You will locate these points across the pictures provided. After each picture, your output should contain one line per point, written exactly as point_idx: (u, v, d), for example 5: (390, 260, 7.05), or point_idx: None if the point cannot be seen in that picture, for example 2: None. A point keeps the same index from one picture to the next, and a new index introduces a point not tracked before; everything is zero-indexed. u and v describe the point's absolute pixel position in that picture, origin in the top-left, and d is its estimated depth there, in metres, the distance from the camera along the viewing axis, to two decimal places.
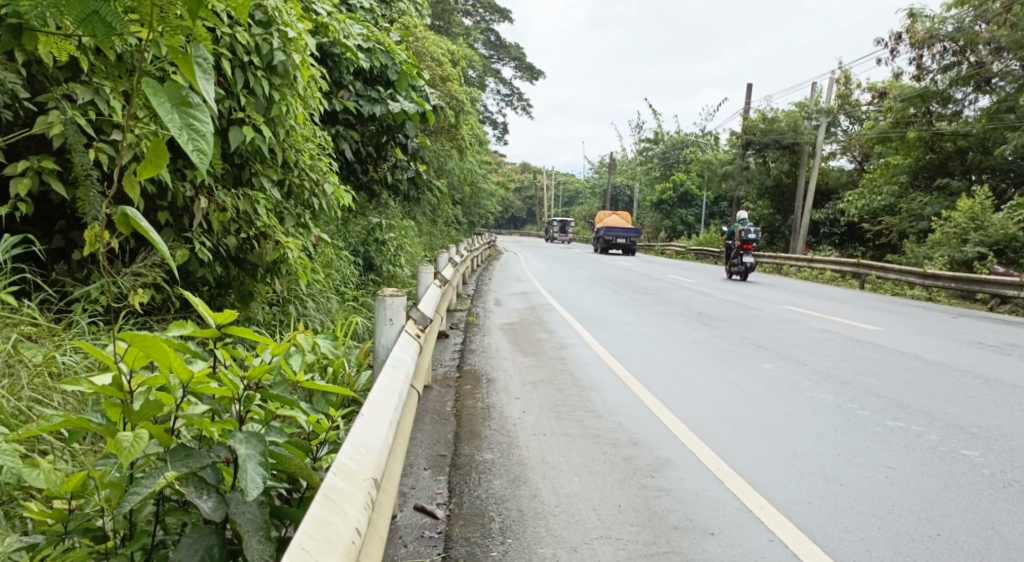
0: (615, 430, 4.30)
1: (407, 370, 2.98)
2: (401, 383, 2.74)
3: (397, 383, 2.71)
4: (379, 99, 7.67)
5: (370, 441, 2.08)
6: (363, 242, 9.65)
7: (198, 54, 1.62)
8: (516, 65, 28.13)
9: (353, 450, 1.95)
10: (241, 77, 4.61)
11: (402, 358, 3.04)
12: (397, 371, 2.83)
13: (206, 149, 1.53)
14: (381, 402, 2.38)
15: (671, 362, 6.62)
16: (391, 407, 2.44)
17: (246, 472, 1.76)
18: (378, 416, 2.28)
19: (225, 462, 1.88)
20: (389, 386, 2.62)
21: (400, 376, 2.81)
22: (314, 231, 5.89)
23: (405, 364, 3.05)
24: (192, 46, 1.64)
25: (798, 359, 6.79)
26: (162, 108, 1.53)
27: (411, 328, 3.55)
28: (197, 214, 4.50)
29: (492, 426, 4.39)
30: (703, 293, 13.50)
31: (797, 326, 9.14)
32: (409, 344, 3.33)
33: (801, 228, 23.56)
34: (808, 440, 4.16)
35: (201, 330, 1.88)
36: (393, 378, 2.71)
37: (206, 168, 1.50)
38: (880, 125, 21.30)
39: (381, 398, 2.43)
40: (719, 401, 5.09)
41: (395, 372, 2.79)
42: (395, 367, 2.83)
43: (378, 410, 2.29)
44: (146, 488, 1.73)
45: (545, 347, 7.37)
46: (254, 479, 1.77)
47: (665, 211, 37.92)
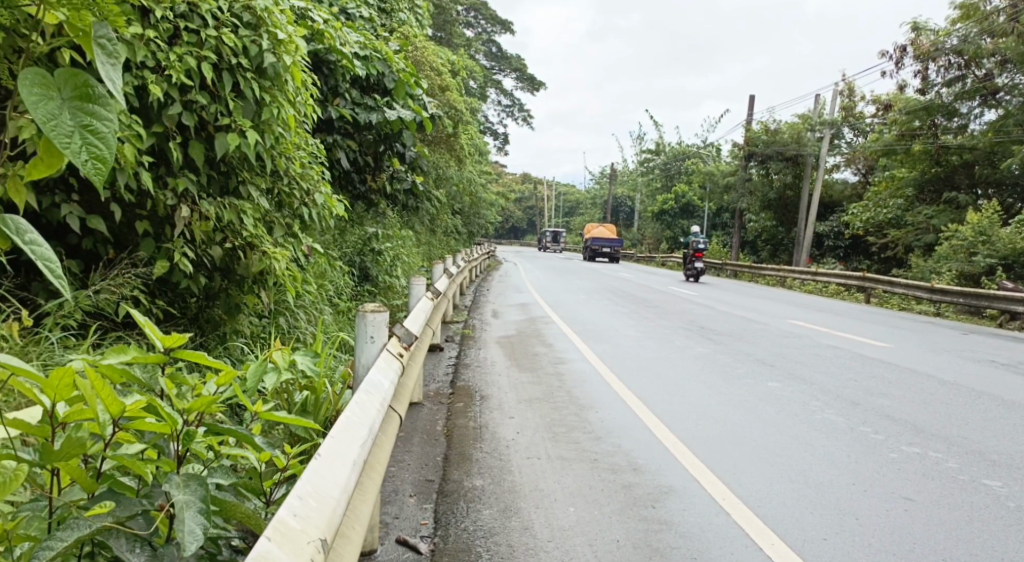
0: (612, 453, 4.09)
1: (385, 396, 2.79)
2: (374, 412, 2.56)
3: (369, 412, 2.53)
4: (376, 108, 7.49)
5: (324, 488, 1.90)
6: (358, 251, 9.40)
7: (101, 38, 1.50)
8: (517, 76, 28.02)
9: (300, 504, 1.78)
10: (227, 82, 4.41)
11: (381, 382, 2.86)
12: (371, 397, 2.65)
13: (104, 153, 1.39)
14: (344, 436, 2.20)
15: (673, 379, 6.41)
16: (357, 443, 2.25)
17: (183, 526, 1.68)
18: (339, 455, 2.10)
19: (160, 510, 1.79)
20: (360, 415, 2.45)
21: (374, 403, 2.63)
22: (305, 242, 5.67)
23: (384, 388, 2.87)
24: (92, 28, 1.52)
25: (806, 377, 6.58)
26: (52, 103, 1.38)
27: (393, 348, 3.39)
28: (178, 224, 4.29)
29: (484, 448, 4.18)
30: (706, 306, 13.28)
31: (803, 342, 8.92)
32: (391, 364, 3.17)
33: (804, 240, 23.36)
34: (820, 467, 3.95)
35: (143, 357, 1.77)
36: (365, 407, 2.53)
37: (103, 175, 1.37)
38: (885, 138, 21.11)
39: (347, 432, 2.26)
40: (724, 422, 4.88)
41: (368, 398, 2.61)
42: (368, 393, 2.65)
43: (339, 448, 2.12)
44: (62, 540, 1.58)
45: (544, 362, 7.14)
46: (192, 532, 1.69)
47: (666, 222, 37.77)
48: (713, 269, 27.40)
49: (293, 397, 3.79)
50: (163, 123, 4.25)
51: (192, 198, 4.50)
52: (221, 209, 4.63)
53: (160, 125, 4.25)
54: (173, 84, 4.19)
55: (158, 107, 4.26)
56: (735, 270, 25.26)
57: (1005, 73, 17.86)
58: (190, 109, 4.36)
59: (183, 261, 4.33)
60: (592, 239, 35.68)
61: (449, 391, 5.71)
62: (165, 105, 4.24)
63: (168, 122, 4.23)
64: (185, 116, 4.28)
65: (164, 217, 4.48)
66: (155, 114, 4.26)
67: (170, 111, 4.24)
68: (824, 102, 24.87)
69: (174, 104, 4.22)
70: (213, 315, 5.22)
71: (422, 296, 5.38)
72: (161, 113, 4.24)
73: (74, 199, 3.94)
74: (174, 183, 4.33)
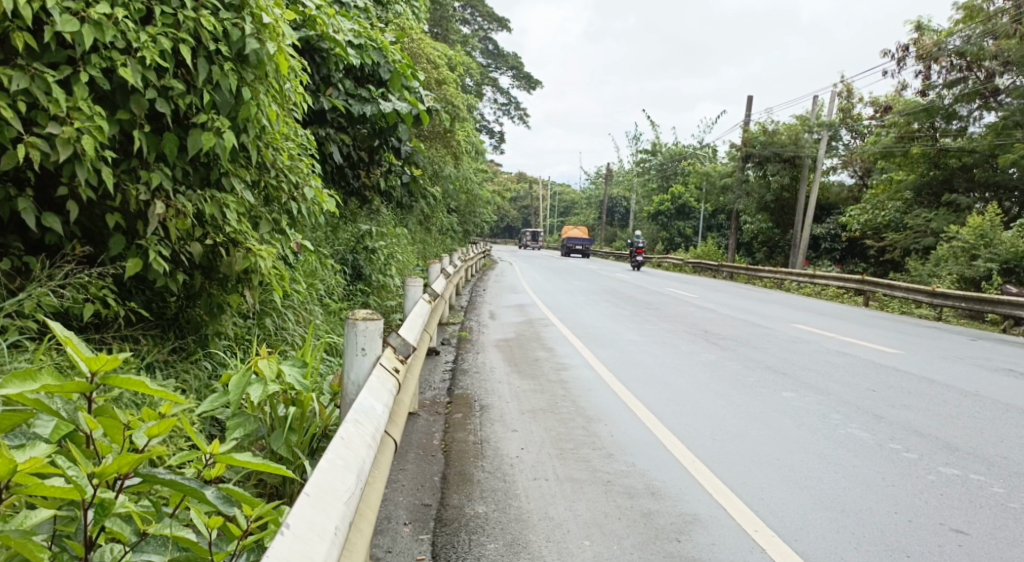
0: (625, 473, 3.75)
1: (376, 425, 2.47)
2: (362, 451, 2.26)
3: (356, 452, 2.24)
4: (369, 99, 7.09)
5: None
6: (350, 249, 8.99)
7: None
8: (514, 73, 27.56)
9: None
10: (203, 70, 4.03)
11: (372, 404, 2.54)
12: (359, 430, 2.35)
13: None
14: (322, 496, 1.95)
15: (682, 388, 6.05)
16: (340, 500, 2.01)
17: None
18: (313, 527, 1.85)
19: None
20: (345, 461, 2.16)
21: (363, 439, 2.32)
22: (293, 239, 5.27)
23: (377, 412, 2.56)
24: None
25: (822, 386, 6.23)
26: None
27: (389, 362, 3.03)
28: (151, 220, 3.94)
29: (486, 466, 3.82)
30: (707, 309, 12.92)
31: (812, 347, 8.57)
32: (387, 380, 2.83)
33: (801, 242, 23.15)
34: (857, 491, 3.60)
35: (61, 386, 1.96)
36: (349, 446, 2.23)
37: None
38: (883, 140, 20.72)
39: (326, 488, 1.99)
40: (744, 437, 4.51)
41: (357, 431, 2.31)
42: (357, 425, 2.35)
43: (312, 514, 1.87)
44: None
45: (546, 369, 6.76)
46: None
47: (661, 224, 37.34)
48: (709, 271, 27.09)
49: (275, 411, 3.41)
50: (131, 109, 3.89)
51: (166, 193, 4.16)
52: (200, 202, 4.25)
53: (128, 112, 3.89)
54: (146, 67, 3.84)
55: (127, 92, 3.91)
56: (731, 272, 24.89)
57: (1007, 73, 17.53)
58: (163, 95, 4.01)
59: (158, 261, 3.99)
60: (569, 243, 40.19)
61: (446, 400, 5.33)
62: (135, 89, 3.89)
63: (138, 109, 3.88)
64: (158, 102, 3.92)
65: (136, 212, 4.15)
66: (123, 99, 3.90)
67: (141, 96, 3.89)
68: (823, 103, 24.57)
69: (146, 88, 3.87)
70: (194, 316, 4.84)
71: (418, 298, 5.00)
72: (131, 98, 3.88)
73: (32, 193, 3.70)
74: (146, 176, 4.01)
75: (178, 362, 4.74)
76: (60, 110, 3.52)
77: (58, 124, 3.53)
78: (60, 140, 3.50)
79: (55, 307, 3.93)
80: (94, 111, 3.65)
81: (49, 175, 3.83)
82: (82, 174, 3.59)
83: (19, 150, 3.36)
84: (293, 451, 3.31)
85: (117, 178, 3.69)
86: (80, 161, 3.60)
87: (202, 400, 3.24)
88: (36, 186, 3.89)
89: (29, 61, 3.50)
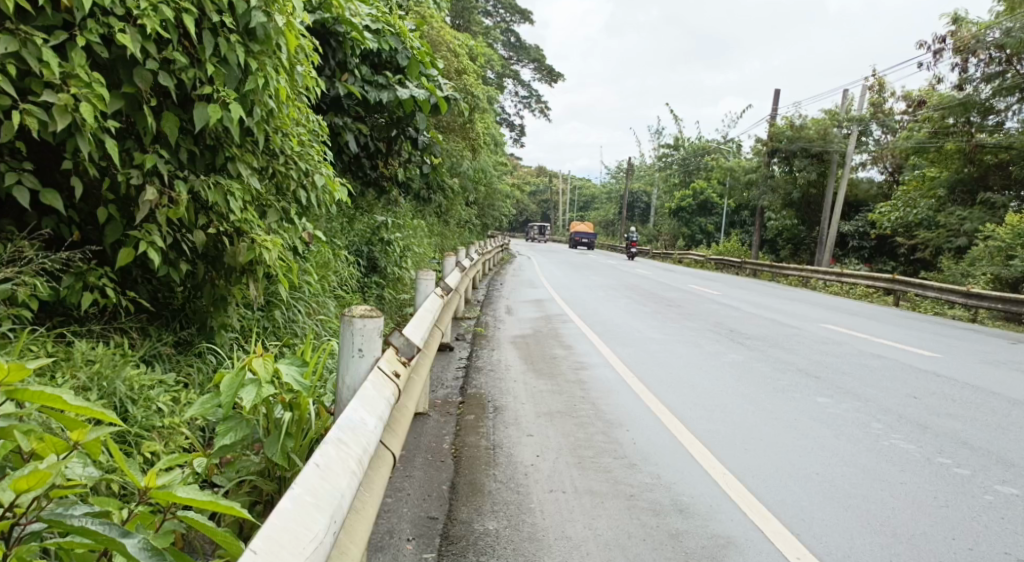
0: (649, 486, 3.46)
1: (362, 444, 2.26)
2: (343, 480, 2.05)
3: (334, 483, 2.02)
4: (386, 86, 6.83)
5: None
6: (366, 241, 8.64)
7: None
8: (536, 65, 27.17)
9: None
10: (209, 42, 3.79)
11: (361, 419, 2.33)
12: (342, 453, 2.14)
13: None
14: (278, 545, 1.74)
15: (709, 390, 5.75)
16: (304, 546, 1.80)
17: None
18: None
19: None
20: (318, 496, 1.95)
21: (344, 465, 2.11)
22: (304, 230, 5.00)
23: (367, 428, 2.34)
24: None
25: (858, 392, 5.90)
26: None
27: (390, 366, 2.79)
28: (142, 207, 3.68)
29: (498, 475, 3.54)
30: (732, 306, 12.55)
31: (845, 350, 8.21)
32: (384, 387, 2.61)
33: (828, 240, 22.66)
34: (908, 513, 3.39)
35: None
36: (327, 475, 2.02)
37: None
38: (916, 135, 20.30)
39: (286, 533, 1.78)
40: (777, 448, 4.22)
41: (338, 455, 2.11)
42: (339, 447, 2.14)
43: None
44: None
45: (563, 368, 6.45)
46: None
47: (683, 220, 36.74)
48: (732, 268, 26.61)
49: (272, 414, 3.15)
50: (135, 83, 3.65)
51: (163, 179, 3.92)
52: (203, 189, 3.97)
53: (131, 86, 3.65)
54: (147, 37, 3.60)
55: (130, 64, 3.67)
56: (755, 268, 24.43)
57: None
58: (166, 69, 3.78)
59: (150, 252, 3.73)
60: (577, 236, 42.61)
61: (458, 400, 5.06)
62: (137, 61, 3.66)
63: (140, 82, 3.63)
64: (161, 75, 3.68)
65: (131, 198, 3.93)
66: (125, 72, 3.67)
67: (144, 69, 3.65)
68: (853, 97, 23.96)
69: (149, 60, 3.64)
70: (199, 308, 4.57)
71: (430, 292, 4.72)
72: (133, 72, 3.64)
73: (29, 167, 3.51)
74: (140, 158, 3.76)
75: (181, 355, 4.50)
76: (55, 76, 3.31)
77: (53, 91, 3.32)
78: (58, 109, 3.30)
79: (50, 294, 3.74)
80: (92, 79, 3.43)
81: (48, 144, 3.68)
82: (82, 145, 3.40)
83: (15, 118, 3.18)
84: (289, 457, 3.04)
85: (119, 149, 3.51)
86: (80, 132, 3.41)
87: (195, 401, 3.07)
88: (31, 154, 3.71)
89: (22, 24, 3.29)
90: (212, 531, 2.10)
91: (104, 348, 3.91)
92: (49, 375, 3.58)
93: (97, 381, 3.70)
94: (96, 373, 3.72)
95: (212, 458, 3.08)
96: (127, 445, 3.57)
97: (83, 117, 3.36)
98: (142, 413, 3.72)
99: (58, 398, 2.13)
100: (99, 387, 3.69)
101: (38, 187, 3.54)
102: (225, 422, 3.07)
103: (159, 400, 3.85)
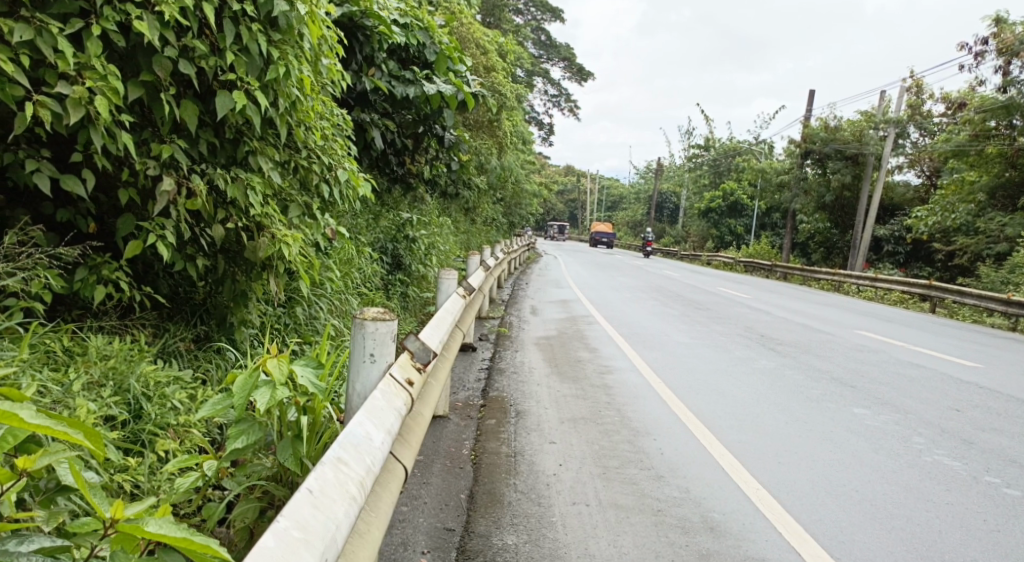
0: (678, 501, 3.29)
1: (362, 462, 2.18)
2: (338, 508, 1.97)
3: (328, 513, 1.94)
4: (413, 81, 6.70)
5: None
6: (391, 237, 8.46)
7: None
8: (566, 64, 26.93)
9: None
10: (230, 30, 3.68)
11: (365, 435, 2.25)
12: (340, 475, 2.07)
13: None
14: None
15: (740, 398, 5.54)
16: None
17: None
18: None
19: None
20: (309, 530, 1.87)
21: (342, 491, 2.03)
22: (326, 226, 4.87)
23: (371, 445, 2.27)
24: None
25: (898, 403, 5.66)
26: None
27: (401, 375, 2.71)
28: (159, 198, 3.58)
29: (518, 484, 3.39)
30: (763, 311, 12.25)
31: (881, 358, 7.93)
32: (393, 396, 2.52)
33: (862, 244, 22.16)
34: (956, 537, 3.20)
35: None
36: (320, 504, 1.94)
37: None
38: (958, 138, 19.48)
39: None
40: (814, 462, 4.00)
41: (335, 479, 2.03)
42: (337, 470, 2.07)
43: None
44: None
45: (588, 372, 6.26)
46: None
47: (712, 221, 36.21)
48: (762, 271, 26.13)
49: (285, 418, 3.04)
50: (154, 71, 3.55)
51: (181, 171, 3.83)
52: (222, 183, 3.87)
53: (150, 74, 3.55)
54: (165, 25, 3.49)
55: (149, 52, 3.56)
56: (786, 272, 23.98)
57: None
58: (186, 57, 3.68)
59: (162, 247, 3.63)
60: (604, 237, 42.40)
61: (479, 403, 4.91)
62: (155, 49, 3.56)
63: (159, 70, 3.53)
64: (181, 63, 3.58)
65: (149, 189, 3.85)
66: (144, 59, 3.56)
67: (162, 57, 3.54)
68: (890, 99, 23.41)
69: (167, 48, 3.53)
70: (219, 303, 4.45)
71: (452, 292, 4.57)
72: (152, 59, 3.54)
73: (46, 156, 3.41)
74: (157, 148, 3.65)
75: (199, 351, 4.41)
76: (70, 67, 3.22)
77: (68, 83, 3.23)
78: (72, 101, 3.20)
79: (63, 287, 3.67)
80: (108, 72, 3.33)
81: (65, 136, 3.60)
82: (96, 139, 3.29)
83: (28, 109, 3.09)
84: (302, 463, 2.91)
85: (134, 142, 3.41)
86: (94, 125, 3.30)
87: (209, 403, 2.98)
88: (48, 143, 3.61)
89: (37, 13, 3.20)
90: (200, 558, 2.01)
91: (119, 343, 3.82)
92: (61, 368, 3.50)
93: (111, 376, 3.60)
94: (110, 369, 3.62)
95: (223, 462, 2.98)
96: (138, 444, 3.46)
97: (97, 110, 3.26)
98: (156, 410, 3.60)
99: (13, 416, 1.93)
100: (113, 384, 3.59)
101: (57, 176, 3.42)
102: (236, 424, 2.96)
103: (174, 397, 3.74)
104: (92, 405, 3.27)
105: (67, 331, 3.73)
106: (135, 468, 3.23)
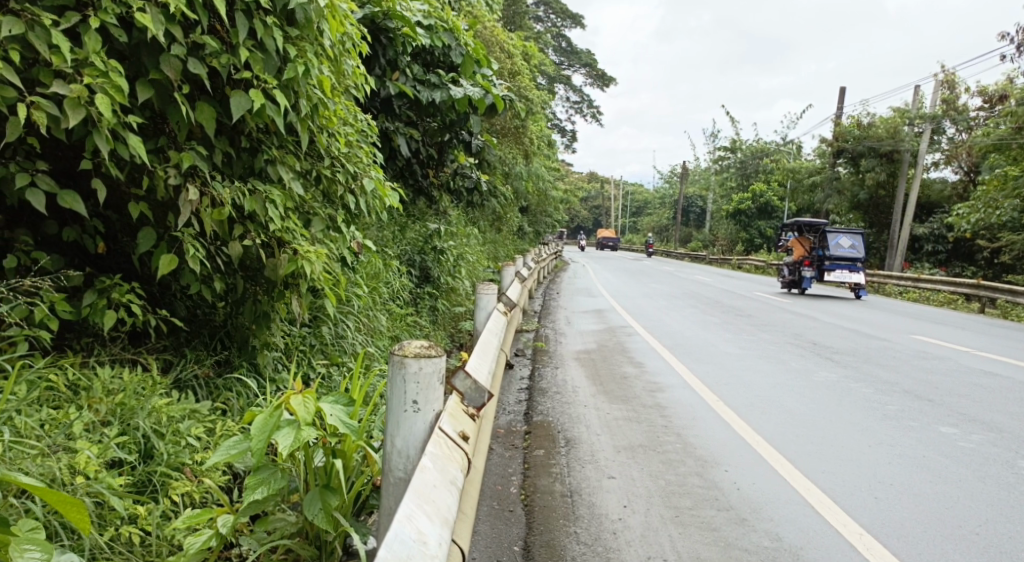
0: (770, 554, 2.86)
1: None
2: None
3: None
4: (439, 85, 6.27)
5: None
6: (419, 250, 8.01)
7: None
8: (587, 70, 26.45)
9: None
10: (239, 24, 3.28)
11: (417, 537, 1.93)
12: None
13: None
14: None
15: (811, 418, 5.01)
16: None
17: None
18: None
19: None
20: None
21: None
22: (354, 238, 4.45)
23: (426, 548, 1.94)
24: None
25: (985, 420, 5.09)
26: None
27: (449, 428, 2.39)
28: (182, 208, 3.22)
29: (579, 536, 2.95)
30: (808, 316, 11.63)
31: (950, 366, 7.31)
32: (444, 462, 2.24)
33: (901, 243, 21.32)
34: None
35: None
36: None
37: None
38: (997, 131, 18.80)
39: None
40: (918, 497, 3.47)
41: None
42: None
43: None
44: None
45: (637, 391, 5.76)
46: None
47: (741, 223, 35.33)
48: None
49: (311, 461, 2.63)
50: (161, 71, 3.15)
51: (202, 180, 3.44)
52: (241, 197, 3.47)
53: (158, 74, 3.16)
54: (171, 18, 3.09)
55: (155, 50, 3.17)
56: None
57: None
58: (196, 57, 3.29)
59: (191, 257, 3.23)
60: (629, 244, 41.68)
61: (524, 429, 4.46)
62: (162, 47, 3.16)
63: (168, 70, 3.13)
64: (190, 61, 3.18)
65: (166, 200, 3.46)
66: (148, 58, 3.17)
67: (170, 55, 3.15)
68: (923, 94, 22.54)
69: (175, 45, 3.13)
70: (240, 325, 4.00)
71: (492, 308, 4.11)
72: (159, 58, 3.14)
73: (42, 169, 3.01)
74: (176, 156, 3.28)
75: (219, 379, 3.99)
76: (67, 64, 2.84)
77: (64, 82, 2.84)
78: (70, 102, 2.82)
79: (70, 314, 3.30)
80: (110, 68, 2.94)
81: (67, 145, 3.23)
82: (100, 145, 2.89)
83: (21, 113, 2.71)
84: (334, 518, 2.48)
85: (143, 145, 3.02)
86: (97, 129, 2.91)
87: (225, 445, 2.57)
88: (47, 156, 3.24)
89: (28, 5, 2.82)
90: None
91: (129, 375, 3.42)
92: (63, 408, 3.12)
93: (120, 413, 3.22)
94: (119, 405, 3.23)
95: (242, 514, 2.58)
96: (150, 490, 3.05)
97: (99, 111, 2.86)
98: (168, 449, 3.19)
99: None
100: (120, 423, 3.20)
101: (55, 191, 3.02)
102: (255, 473, 2.54)
103: (190, 433, 3.32)
104: (93, 450, 2.88)
105: (72, 363, 3.35)
106: (145, 516, 2.84)
